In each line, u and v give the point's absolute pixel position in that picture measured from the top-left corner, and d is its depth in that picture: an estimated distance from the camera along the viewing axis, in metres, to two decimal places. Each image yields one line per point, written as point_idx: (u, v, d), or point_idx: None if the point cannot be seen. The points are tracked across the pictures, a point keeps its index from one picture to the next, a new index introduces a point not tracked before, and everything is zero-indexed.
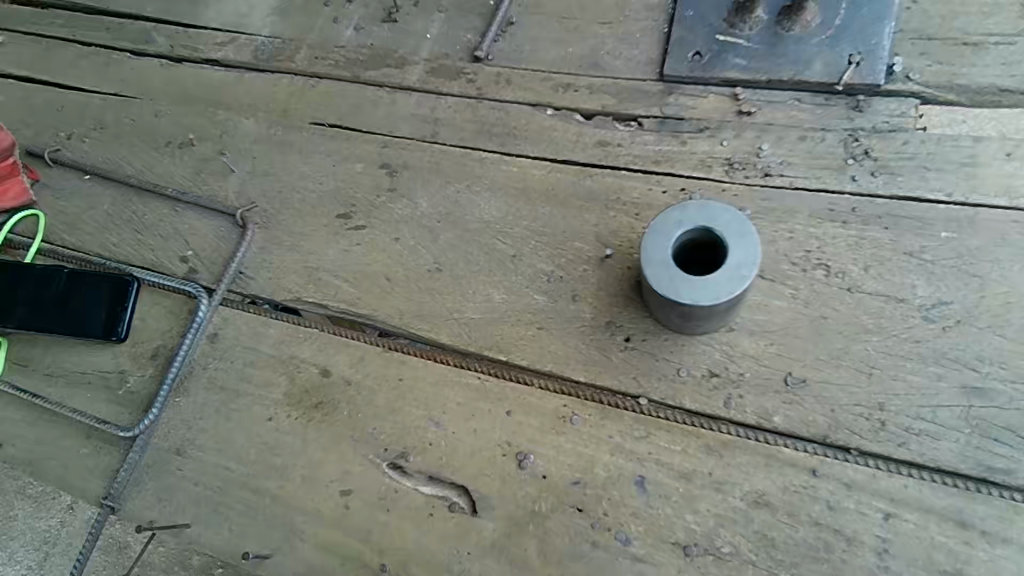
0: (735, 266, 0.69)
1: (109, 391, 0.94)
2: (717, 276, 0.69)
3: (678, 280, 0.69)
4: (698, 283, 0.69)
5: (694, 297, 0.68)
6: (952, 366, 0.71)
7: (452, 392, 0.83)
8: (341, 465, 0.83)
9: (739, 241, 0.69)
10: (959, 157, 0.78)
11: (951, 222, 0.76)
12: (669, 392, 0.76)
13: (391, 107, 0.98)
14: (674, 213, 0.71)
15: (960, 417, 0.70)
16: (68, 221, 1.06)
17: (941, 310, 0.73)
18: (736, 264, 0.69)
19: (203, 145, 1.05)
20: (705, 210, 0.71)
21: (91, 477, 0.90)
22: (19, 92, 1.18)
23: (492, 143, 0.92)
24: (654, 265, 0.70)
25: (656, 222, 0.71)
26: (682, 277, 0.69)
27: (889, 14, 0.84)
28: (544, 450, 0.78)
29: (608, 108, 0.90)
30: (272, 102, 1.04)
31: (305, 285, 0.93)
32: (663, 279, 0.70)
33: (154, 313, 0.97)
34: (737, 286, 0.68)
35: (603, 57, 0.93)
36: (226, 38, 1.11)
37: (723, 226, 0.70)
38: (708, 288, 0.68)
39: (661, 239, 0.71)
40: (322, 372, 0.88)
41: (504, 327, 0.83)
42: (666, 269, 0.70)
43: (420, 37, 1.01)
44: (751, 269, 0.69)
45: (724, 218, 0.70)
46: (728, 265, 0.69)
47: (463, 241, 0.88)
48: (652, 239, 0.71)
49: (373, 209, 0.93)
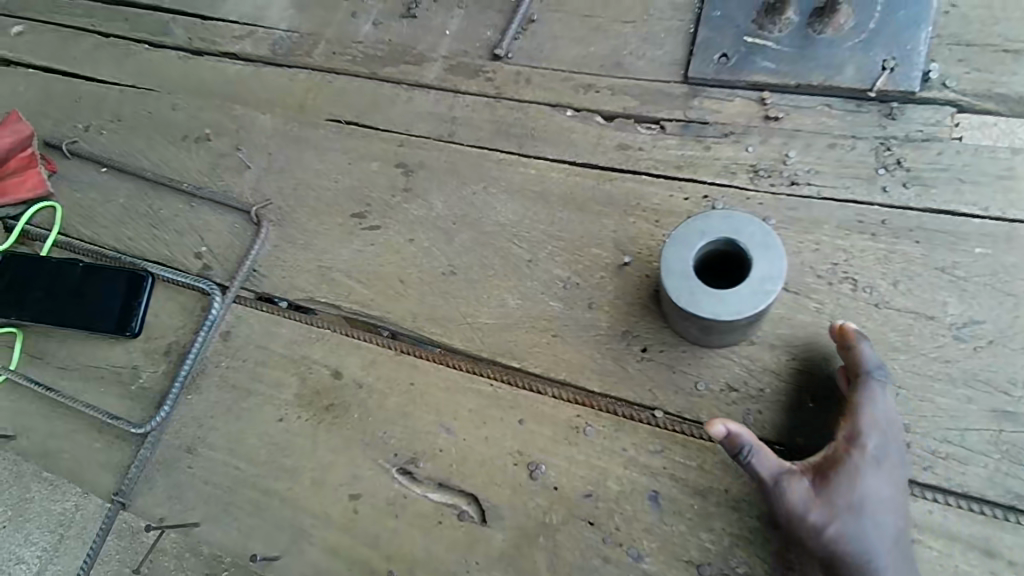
0: (759, 280, 0.66)
1: (121, 387, 0.94)
2: (740, 290, 0.67)
3: (699, 292, 0.67)
4: (720, 297, 0.67)
5: (716, 311, 0.66)
6: (983, 389, 0.69)
7: (464, 398, 0.81)
8: (351, 469, 0.82)
9: (763, 253, 0.67)
10: (997, 169, 0.75)
11: (986, 238, 0.73)
12: (686, 406, 0.74)
13: (408, 105, 0.96)
14: (696, 223, 0.69)
15: (989, 442, 0.67)
16: (84, 213, 1.06)
17: (973, 330, 0.71)
18: (760, 278, 0.67)
19: (219, 140, 1.04)
20: (730, 221, 0.69)
21: (102, 472, 0.90)
22: (38, 83, 1.18)
23: (510, 144, 0.90)
24: (674, 276, 0.68)
25: (678, 232, 0.69)
26: (703, 290, 0.67)
27: (927, 18, 0.81)
28: (556, 461, 0.77)
29: (630, 111, 0.88)
30: (289, 98, 1.03)
31: (319, 284, 0.92)
32: (683, 291, 0.68)
33: (168, 309, 0.96)
34: (761, 301, 0.66)
35: (626, 57, 0.90)
36: (244, 30, 1.10)
37: (748, 238, 0.68)
38: (729, 303, 0.66)
39: (682, 250, 0.69)
40: (334, 373, 0.87)
41: (519, 334, 0.82)
42: (686, 280, 0.68)
43: (439, 34, 0.99)
44: (775, 284, 0.66)
45: (750, 230, 0.68)
46: (751, 279, 0.67)
47: (478, 244, 0.87)
48: (672, 249, 0.69)
49: (388, 209, 0.92)
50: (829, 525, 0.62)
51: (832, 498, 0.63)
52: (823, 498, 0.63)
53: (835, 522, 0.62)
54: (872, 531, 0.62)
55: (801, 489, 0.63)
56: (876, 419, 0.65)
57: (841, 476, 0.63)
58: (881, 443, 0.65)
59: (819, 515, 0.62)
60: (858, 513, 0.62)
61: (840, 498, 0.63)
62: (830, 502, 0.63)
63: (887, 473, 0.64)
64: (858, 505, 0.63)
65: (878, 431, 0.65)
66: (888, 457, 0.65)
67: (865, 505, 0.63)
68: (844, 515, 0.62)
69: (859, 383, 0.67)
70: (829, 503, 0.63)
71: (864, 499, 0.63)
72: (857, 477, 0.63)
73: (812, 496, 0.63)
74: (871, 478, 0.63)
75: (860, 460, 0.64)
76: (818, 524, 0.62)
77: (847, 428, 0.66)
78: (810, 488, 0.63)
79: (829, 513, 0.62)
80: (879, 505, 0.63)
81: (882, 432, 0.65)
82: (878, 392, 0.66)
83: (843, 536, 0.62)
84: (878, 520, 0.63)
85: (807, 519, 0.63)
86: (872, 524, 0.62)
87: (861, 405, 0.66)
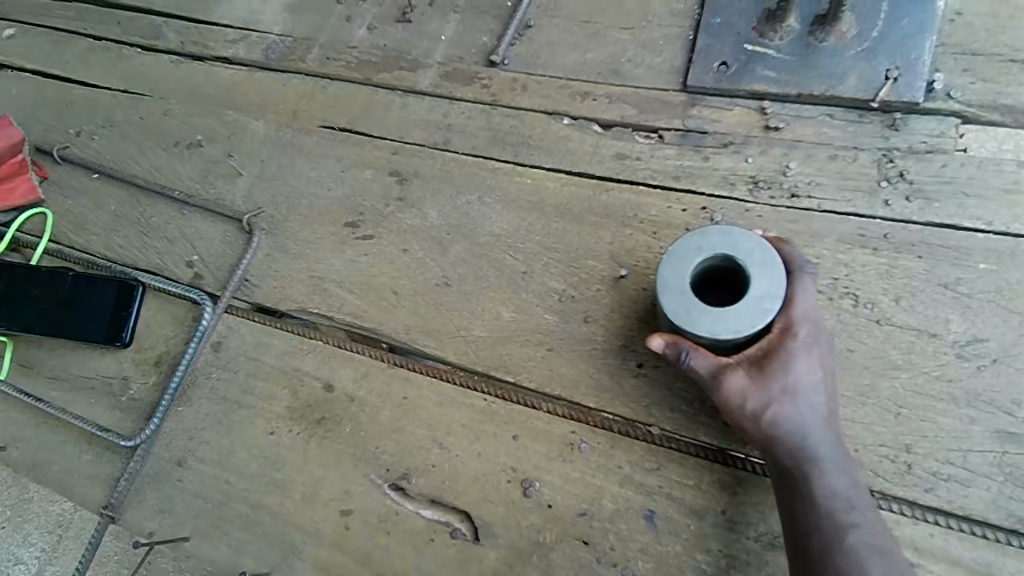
0: (757, 299, 0.65)
1: (111, 398, 0.93)
2: (739, 308, 0.65)
3: (696, 311, 0.66)
4: (718, 315, 0.65)
5: (714, 330, 0.65)
6: (985, 409, 0.68)
7: (457, 413, 0.80)
8: (342, 484, 0.81)
9: (762, 270, 0.66)
10: (1001, 182, 0.74)
11: (990, 254, 0.72)
12: (682, 424, 0.74)
13: (402, 112, 0.95)
14: (693, 239, 0.68)
15: (993, 464, 0.67)
16: (75, 220, 1.05)
17: (976, 348, 0.70)
18: (759, 296, 0.65)
19: (211, 146, 1.03)
20: (728, 237, 0.67)
21: (92, 484, 0.89)
22: (30, 87, 1.16)
23: (505, 152, 0.89)
24: (671, 293, 0.67)
25: (674, 249, 0.68)
26: (701, 307, 0.66)
27: (931, 26, 0.79)
28: (550, 478, 0.75)
29: (627, 119, 0.86)
30: (282, 104, 1.01)
31: (311, 295, 0.90)
32: (680, 310, 0.66)
33: (159, 319, 0.95)
34: (759, 319, 0.65)
35: (624, 64, 0.89)
36: (237, 34, 1.08)
37: (747, 253, 0.66)
38: (727, 321, 0.65)
39: (679, 267, 0.67)
40: (326, 386, 0.85)
41: (513, 348, 0.80)
42: (683, 297, 0.66)
43: (434, 39, 0.98)
44: (774, 302, 0.65)
45: (749, 246, 0.66)
46: (750, 297, 0.65)
47: (473, 255, 0.85)
48: (669, 266, 0.68)
49: (382, 218, 0.90)
50: (766, 409, 0.64)
51: (767, 384, 0.65)
52: (758, 385, 0.65)
53: (770, 406, 0.64)
54: (806, 411, 0.64)
55: (737, 379, 0.65)
56: (808, 309, 0.66)
57: (774, 364, 0.65)
58: (814, 330, 0.66)
59: (757, 401, 0.65)
60: (793, 398, 0.64)
61: (774, 383, 0.65)
62: (765, 388, 0.65)
63: (818, 359, 0.66)
64: (792, 389, 0.64)
65: (809, 319, 0.66)
66: (820, 342, 0.66)
67: (799, 388, 0.64)
68: (780, 399, 0.64)
69: (792, 278, 0.67)
70: (764, 388, 0.65)
71: (797, 384, 0.64)
72: (790, 363, 0.65)
73: (749, 384, 0.65)
74: (802, 364, 0.65)
75: (792, 348, 0.65)
76: (756, 410, 0.65)
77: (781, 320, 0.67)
78: (746, 378, 0.65)
79: (764, 400, 0.64)
80: (812, 387, 0.65)
81: (813, 319, 0.66)
82: (809, 283, 0.67)
83: (780, 417, 0.64)
84: (811, 403, 0.64)
85: (744, 406, 0.65)
86: (807, 405, 0.64)
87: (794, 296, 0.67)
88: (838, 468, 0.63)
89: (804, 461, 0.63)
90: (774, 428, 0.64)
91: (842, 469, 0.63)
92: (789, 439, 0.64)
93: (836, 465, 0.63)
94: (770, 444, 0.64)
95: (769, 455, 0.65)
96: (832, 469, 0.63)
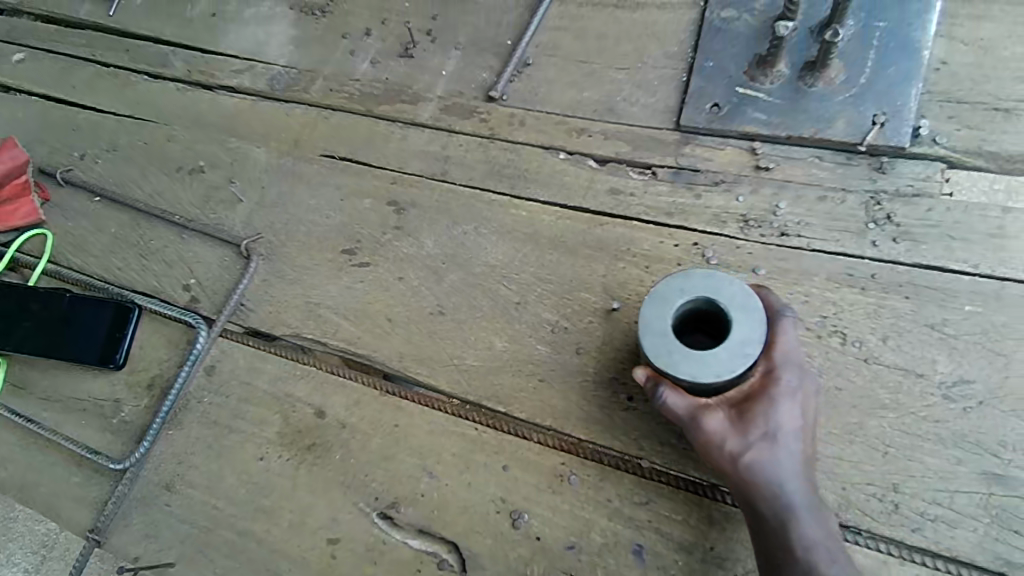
0: (739, 343, 0.66)
1: (102, 420, 0.93)
2: (719, 352, 0.66)
3: (677, 353, 0.67)
4: (700, 359, 0.66)
5: (694, 372, 0.66)
6: (972, 450, 0.69)
7: (448, 442, 0.80)
8: (330, 512, 0.81)
9: (743, 315, 0.67)
10: (986, 227, 0.76)
11: (976, 296, 0.74)
12: (672, 458, 0.74)
13: (402, 143, 0.97)
14: (676, 281, 0.69)
15: (979, 505, 0.68)
16: (75, 242, 1.06)
17: (962, 390, 0.71)
18: (741, 340, 0.66)
19: (213, 173, 1.04)
20: (709, 280, 0.68)
21: (78, 507, 0.88)
22: (37, 111, 1.19)
23: (502, 184, 0.90)
24: (652, 334, 0.68)
25: (658, 289, 0.69)
26: (682, 350, 0.67)
27: (917, 75, 0.82)
28: (539, 510, 0.75)
29: (622, 156, 0.88)
30: (285, 132, 1.03)
31: (307, 321, 0.91)
32: (661, 351, 0.67)
33: (154, 342, 0.96)
34: (740, 364, 0.65)
35: (620, 102, 0.91)
36: (243, 65, 1.11)
37: (729, 297, 0.67)
38: (708, 365, 0.66)
39: (662, 308, 0.68)
40: (317, 413, 0.86)
41: (505, 378, 0.81)
42: (664, 338, 0.67)
43: (435, 73, 1.00)
44: (755, 347, 0.66)
45: (732, 290, 0.68)
46: (732, 341, 0.66)
47: (467, 284, 0.86)
48: (651, 306, 0.69)
49: (379, 246, 0.92)
50: (745, 453, 0.64)
51: (746, 428, 0.65)
52: (738, 428, 0.65)
53: (749, 451, 0.64)
54: (786, 457, 0.64)
55: (717, 421, 0.66)
56: (789, 353, 0.67)
57: (755, 408, 0.65)
58: (797, 376, 0.67)
59: (736, 445, 0.65)
60: (772, 444, 0.64)
61: (754, 427, 0.65)
62: (745, 432, 0.65)
63: (799, 404, 0.66)
64: (772, 434, 0.65)
65: (792, 365, 0.67)
66: (803, 389, 0.66)
67: (779, 434, 0.65)
68: (760, 444, 0.64)
69: (773, 321, 0.69)
70: (744, 432, 0.65)
71: (777, 429, 0.65)
72: (771, 408, 0.65)
73: (728, 427, 0.65)
74: (783, 409, 0.65)
75: (773, 393, 0.66)
76: (734, 454, 0.65)
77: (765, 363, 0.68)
78: (725, 421, 0.66)
79: (743, 444, 0.64)
80: (793, 434, 0.65)
81: (795, 365, 0.67)
82: (792, 328, 0.68)
83: (759, 462, 0.64)
84: (791, 450, 0.64)
85: (723, 449, 0.65)
86: (787, 451, 0.64)
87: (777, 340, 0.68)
88: (818, 517, 0.62)
89: (783, 508, 0.63)
90: (753, 474, 0.64)
91: (821, 518, 0.63)
92: (767, 485, 0.63)
93: (814, 515, 0.62)
94: (747, 489, 0.64)
95: (746, 501, 0.65)
96: (810, 518, 0.62)
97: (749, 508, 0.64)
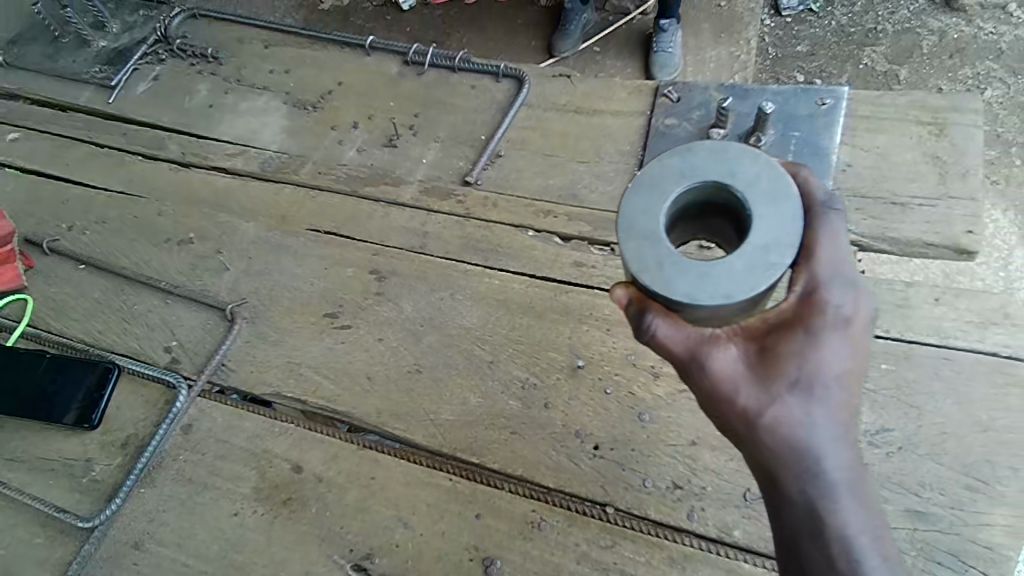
0: (761, 252, 0.57)
1: (72, 479, 0.93)
2: (732, 261, 0.57)
3: (668, 265, 0.58)
4: (702, 275, 0.57)
5: (693, 292, 0.57)
6: (896, 490, 0.78)
7: (423, 493, 0.84)
8: (303, 565, 0.82)
9: (766, 207, 0.58)
10: (893, 298, 0.89)
11: (889, 356, 0.85)
12: (634, 502, 0.80)
13: (384, 220, 1.06)
14: (676, 169, 0.61)
15: (906, 540, 0.75)
16: (56, 306, 1.09)
17: (884, 437, 0.81)
18: (764, 246, 0.57)
19: (201, 243, 1.11)
20: (722, 163, 0.60)
21: (40, 569, 0.87)
22: (26, 184, 1.24)
23: (477, 257, 1.00)
24: (638, 238, 0.60)
25: (655, 179, 0.61)
26: (674, 260, 0.58)
27: (827, 175, 0.98)
28: (510, 556, 0.79)
29: (584, 234, 0.99)
30: (273, 209, 1.12)
31: (287, 379, 0.96)
32: (649, 260, 0.59)
33: (130, 401, 0.97)
34: (760, 277, 0.56)
35: (581, 189, 1.04)
36: (237, 149, 1.21)
37: (748, 182, 0.59)
38: (714, 282, 0.57)
39: (655, 202, 0.60)
40: (294, 468, 0.88)
41: (478, 432, 0.87)
42: (653, 243, 0.59)
43: (416, 162, 1.13)
44: (780, 256, 0.57)
45: (751, 173, 0.59)
46: (751, 245, 0.58)
47: (445, 345, 0.93)
48: (643, 202, 0.61)
49: (361, 310, 0.99)
50: (766, 407, 0.57)
51: (769, 375, 0.57)
52: (757, 375, 0.58)
53: (771, 406, 0.57)
54: (818, 413, 0.57)
55: (730, 366, 0.58)
56: (830, 275, 0.59)
57: (780, 351, 0.57)
58: (843, 304, 0.58)
59: (753, 397, 0.57)
60: (803, 398, 0.57)
61: (779, 374, 0.57)
62: (766, 381, 0.57)
63: (842, 344, 0.57)
64: (803, 386, 0.57)
65: (830, 288, 0.58)
66: (851, 320, 0.57)
67: (813, 385, 0.56)
68: (784, 397, 0.57)
69: (814, 224, 0.60)
70: (763, 381, 0.57)
71: (811, 379, 0.56)
72: (803, 350, 0.57)
73: (743, 374, 0.58)
74: (820, 353, 0.57)
75: (809, 331, 0.57)
76: (751, 408, 0.57)
77: (801, 282, 0.59)
78: (740, 364, 0.58)
79: (764, 394, 0.57)
80: (831, 381, 0.57)
81: (836, 287, 0.58)
82: (838, 223, 0.60)
83: (784, 421, 0.57)
84: (827, 404, 0.57)
85: (738, 402, 0.58)
86: (821, 405, 0.57)
87: (811, 254, 0.59)
88: (848, 484, 0.57)
89: (809, 478, 0.57)
90: (776, 436, 0.57)
91: (854, 484, 0.57)
92: (792, 449, 0.57)
93: (846, 484, 0.57)
94: (768, 451, 0.57)
95: (767, 464, 0.58)
96: (841, 488, 0.57)
97: (766, 475, 0.59)
